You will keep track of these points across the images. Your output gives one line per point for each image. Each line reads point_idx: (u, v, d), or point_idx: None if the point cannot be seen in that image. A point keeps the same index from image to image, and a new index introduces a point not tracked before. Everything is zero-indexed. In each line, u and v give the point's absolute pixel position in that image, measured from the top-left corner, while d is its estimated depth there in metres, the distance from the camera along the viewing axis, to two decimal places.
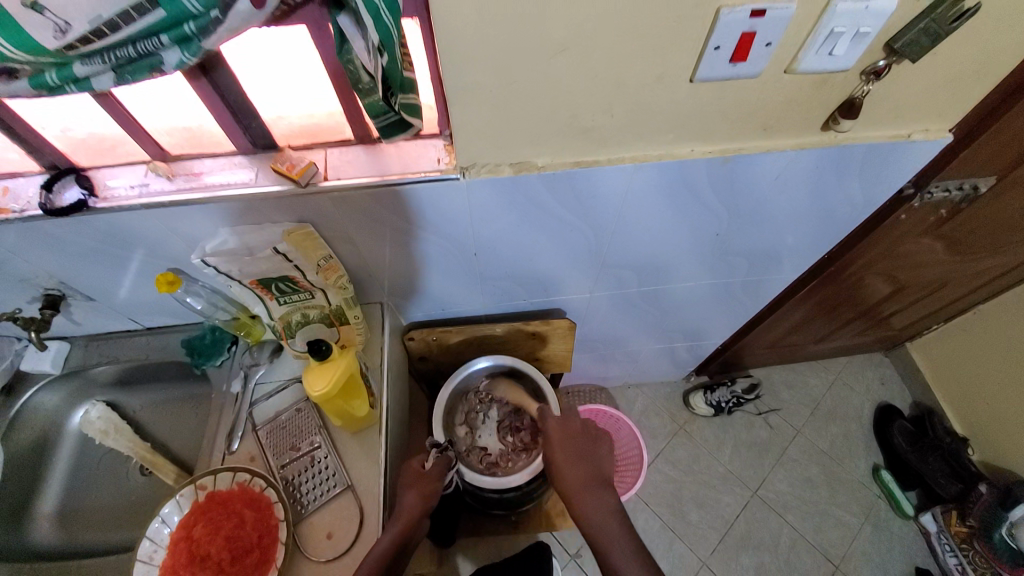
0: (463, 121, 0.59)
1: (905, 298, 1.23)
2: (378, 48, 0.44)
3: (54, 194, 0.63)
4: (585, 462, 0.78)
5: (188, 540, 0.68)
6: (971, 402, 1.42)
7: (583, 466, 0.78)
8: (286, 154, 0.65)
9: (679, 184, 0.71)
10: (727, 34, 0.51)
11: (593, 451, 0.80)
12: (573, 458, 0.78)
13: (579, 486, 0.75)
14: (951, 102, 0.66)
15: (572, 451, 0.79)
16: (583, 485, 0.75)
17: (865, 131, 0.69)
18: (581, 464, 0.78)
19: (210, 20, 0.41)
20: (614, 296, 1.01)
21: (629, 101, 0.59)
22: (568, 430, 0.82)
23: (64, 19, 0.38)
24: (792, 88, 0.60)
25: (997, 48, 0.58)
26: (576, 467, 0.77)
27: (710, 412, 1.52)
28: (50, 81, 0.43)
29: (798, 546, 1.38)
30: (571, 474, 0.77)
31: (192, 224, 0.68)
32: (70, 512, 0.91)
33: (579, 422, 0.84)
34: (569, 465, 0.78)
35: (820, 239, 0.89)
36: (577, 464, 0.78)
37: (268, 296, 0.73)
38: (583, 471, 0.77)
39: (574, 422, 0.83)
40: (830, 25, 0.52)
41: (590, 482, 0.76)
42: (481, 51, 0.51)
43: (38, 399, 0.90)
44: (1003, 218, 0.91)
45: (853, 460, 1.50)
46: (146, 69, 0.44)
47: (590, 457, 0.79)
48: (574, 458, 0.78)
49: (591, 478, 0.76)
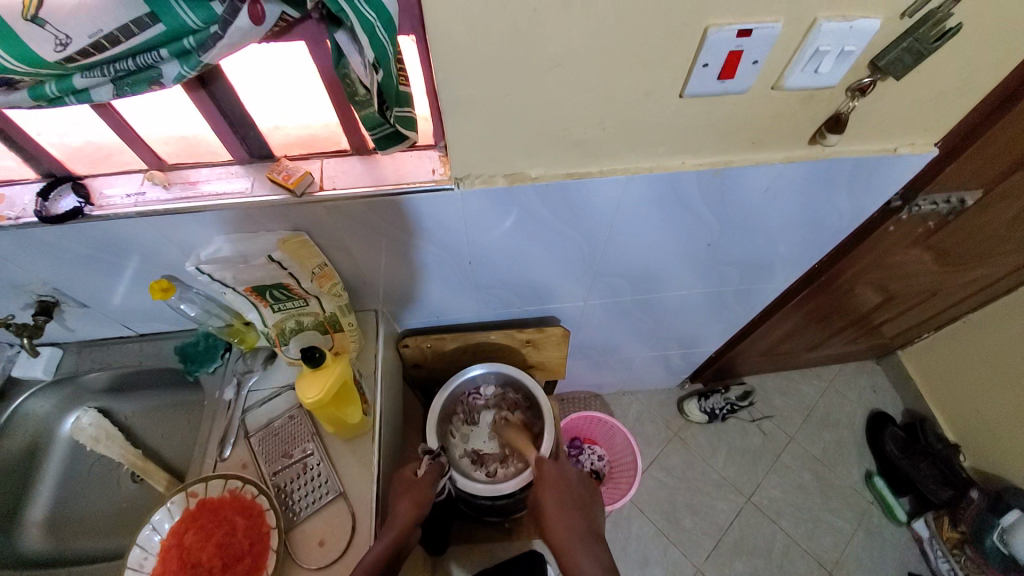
0: (457, 134, 0.60)
1: (895, 307, 1.25)
2: (374, 64, 0.45)
3: (50, 201, 0.63)
4: (577, 516, 0.77)
5: (179, 547, 0.67)
6: (961, 409, 1.43)
7: (573, 518, 0.77)
8: (282, 163, 0.65)
9: (670, 194, 0.73)
10: (716, 51, 0.53)
11: (584, 508, 0.80)
12: (564, 509, 0.78)
13: (568, 536, 0.74)
14: (935, 117, 0.68)
15: (564, 502, 0.79)
16: (571, 536, 0.74)
17: (853, 144, 0.71)
18: (572, 517, 0.77)
19: (209, 34, 0.42)
20: (607, 304, 1.02)
21: (621, 115, 0.61)
22: (562, 484, 0.83)
23: (65, 32, 0.38)
24: (780, 103, 0.61)
25: (979, 66, 0.60)
26: (567, 517, 0.77)
27: (704, 420, 1.53)
28: (49, 92, 0.44)
29: (791, 553, 1.39)
30: (560, 525, 0.76)
31: (187, 232, 0.68)
32: (60, 519, 0.90)
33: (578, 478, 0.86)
34: (560, 516, 0.77)
35: (811, 248, 0.91)
36: (568, 515, 0.77)
37: (263, 303, 0.74)
38: (574, 522, 0.76)
39: (568, 477, 0.85)
40: (815, 44, 0.53)
41: (579, 534, 0.74)
42: (474, 66, 0.52)
43: (30, 405, 0.90)
44: (990, 230, 0.92)
45: (845, 467, 1.51)
46: (144, 83, 0.45)
47: (580, 511, 0.79)
48: (565, 509, 0.78)
49: (581, 532, 0.74)
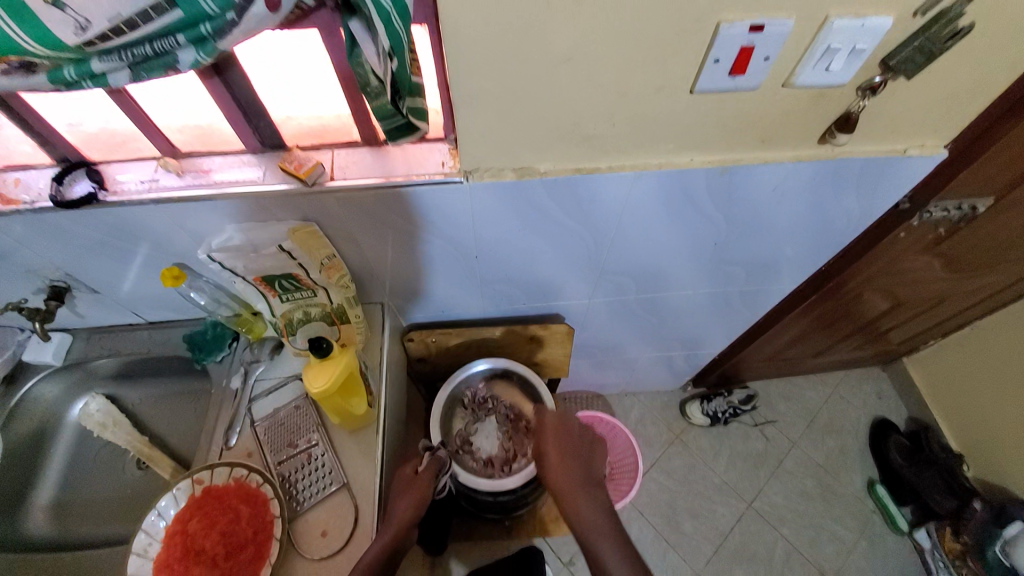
0: (467, 127, 0.61)
1: (902, 314, 1.24)
2: (389, 52, 0.46)
3: (64, 186, 0.64)
4: (576, 461, 0.79)
5: (183, 534, 0.68)
6: (967, 418, 1.42)
7: (574, 464, 0.78)
8: (294, 154, 0.66)
9: (677, 193, 0.73)
10: (727, 48, 0.53)
11: (585, 453, 0.81)
12: (565, 455, 0.80)
13: (569, 483, 0.76)
14: (945, 119, 0.68)
15: (566, 449, 0.80)
16: (572, 482, 0.76)
17: (861, 146, 0.71)
18: (573, 463, 0.78)
19: (226, 21, 0.42)
20: (613, 303, 1.02)
21: (630, 111, 0.61)
22: (562, 427, 0.83)
23: (85, 16, 0.39)
24: (790, 101, 0.61)
25: (991, 69, 0.60)
26: (568, 464, 0.78)
27: (707, 422, 1.53)
28: (67, 76, 0.44)
29: (792, 558, 1.38)
30: (561, 472, 0.77)
31: (198, 221, 0.69)
32: (65, 504, 0.91)
33: (576, 424, 0.85)
34: (560, 464, 0.79)
35: (818, 252, 0.91)
36: (568, 463, 0.78)
37: (271, 293, 0.74)
38: (573, 468, 0.78)
39: (570, 420, 0.84)
40: (827, 41, 0.53)
41: (581, 482, 0.76)
42: (486, 58, 0.52)
43: (39, 390, 0.91)
44: (1000, 237, 0.92)
45: (848, 474, 1.50)
46: (161, 68, 0.46)
47: (582, 456, 0.80)
48: (566, 456, 0.79)
49: (582, 478, 0.76)
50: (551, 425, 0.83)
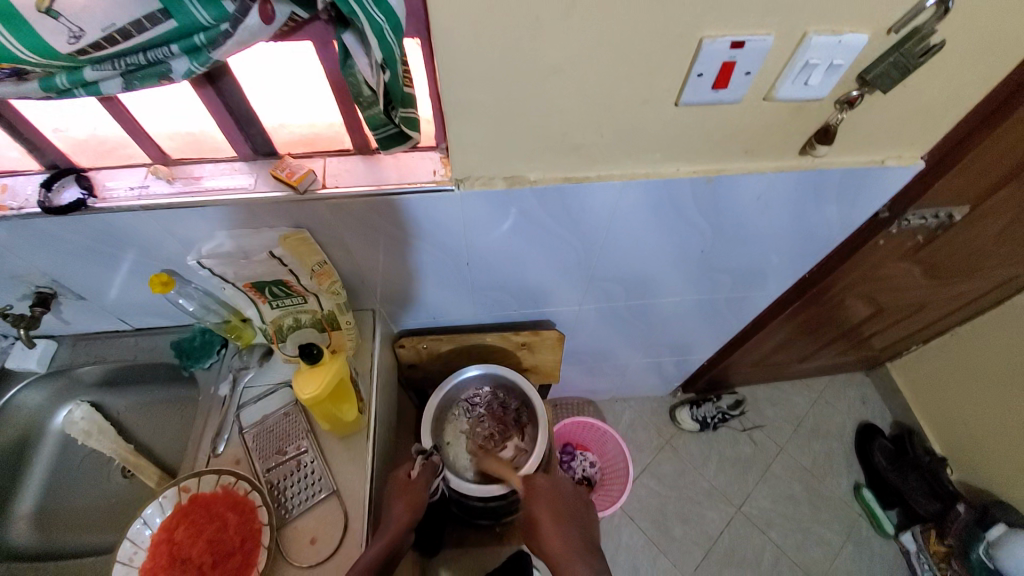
0: (458, 135, 0.61)
1: (885, 319, 1.27)
2: (382, 65, 0.47)
3: (51, 193, 0.64)
4: (569, 525, 0.78)
5: (170, 543, 0.67)
6: (949, 421, 1.45)
7: (567, 528, 0.77)
8: (286, 161, 0.66)
9: (664, 201, 0.74)
10: (709, 62, 0.55)
11: (578, 518, 0.80)
12: (557, 518, 0.79)
13: (562, 546, 0.74)
14: (921, 131, 0.70)
15: (558, 512, 0.80)
16: (564, 545, 0.74)
17: (841, 157, 0.73)
18: (565, 527, 0.78)
19: (220, 32, 0.43)
20: (603, 310, 1.03)
21: (618, 122, 0.62)
22: (554, 496, 0.83)
23: (78, 25, 0.39)
24: (772, 114, 0.63)
25: (962, 82, 0.62)
26: (560, 528, 0.77)
27: (696, 428, 1.54)
28: (60, 83, 0.45)
29: (780, 562, 1.39)
30: (554, 534, 0.76)
31: (188, 227, 0.69)
32: (48, 514, 0.90)
33: (569, 492, 0.86)
34: (553, 526, 0.78)
35: (802, 259, 0.93)
36: (560, 525, 0.78)
37: (261, 300, 0.75)
38: (566, 531, 0.77)
39: (561, 489, 0.85)
40: (804, 57, 0.55)
41: (573, 543, 0.74)
42: (476, 70, 0.53)
43: (22, 397, 0.89)
44: (977, 244, 0.95)
45: (835, 478, 1.52)
46: (154, 77, 0.46)
47: (574, 520, 0.80)
48: (558, 519, 0.79)
49: (574, 540, 0.75)
50: (544, 488, 0.85)
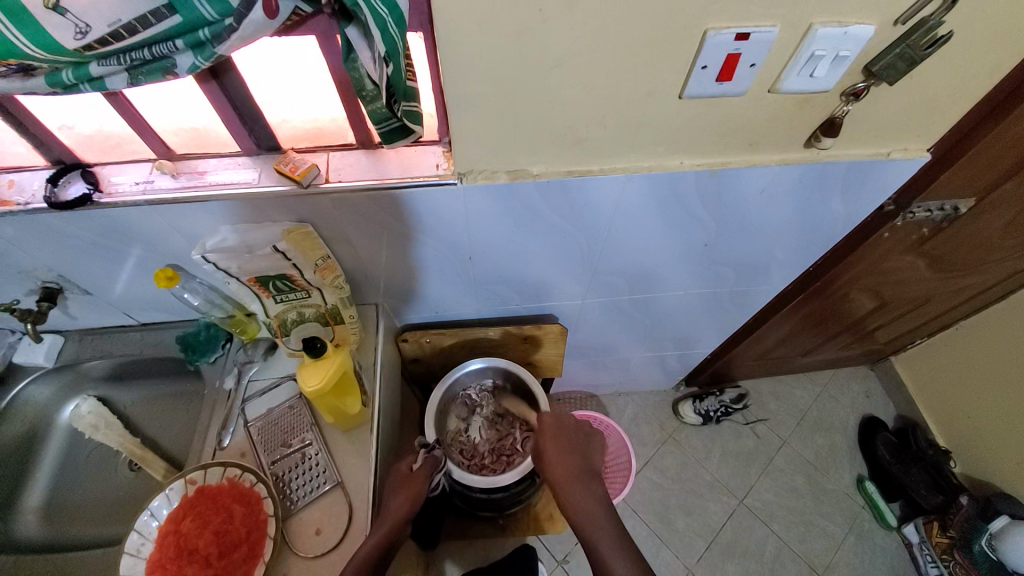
0: (462, 128, 0.61)
1: (889, 313, 1.26)
2: (385, 57, 0.46)
3: (59, 187, 0.64)
4: (577, 457, 0.83)
5: (176, 533, 0.69)
6: (954, 415, 1.45)
7: (574, 459, 0.82)
8: (289, 155, 0.66)
9: (668, 194, 0.74)
10: (715, 54, 0.54)
11: (584, 447, 0.85)
12: (564, 450, 0.84)
13: (569, 475, 0.80)
14: (928, 123, 0.70)
15: (566, 446, 0.84)
16: (571, 474, 0.80)
17: (845, 149, 0.72)
18: (572, 457, 0.82)
19: (224, 27, 0.43)
20: (605, 303, 1.03)
21: (621, 115, 0.62)
22: (560, 427, 0.87)
23: (85, 21, 0.39)
24: (776, 107, 0.63)
25: (970, 74, 0.62)
26: (567, 458, 0.82)
27: (698, 421, 1.54)
28: (66, 79, 0.45)
29: (783, 555, 1.40)
30: (562, 464, 0.81)
31: (194, 222, 0.70)
32: (57, 507, 0.91)
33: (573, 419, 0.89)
34: (560, 456, 0.82)
35: (806, 252, 0.93)
36: (568, 457, 0.82)
37: (265, 295, 0.75)
38: (572, 462, 0.82)
39: (567, 420, 0.89)
40: (810, 49, 0.55)
41: (579, 473, 0.80)
42: (479, 63, 0.53)
43: (30, 391, 0.90)
44: (983, 238, 0.94)
45: (838, 471, 1.52)
46: (159, 72, 0.46)
47: (580, 451, 0.84)
48: (564, 452, 0.83)
49: (580, 471, 0.80)
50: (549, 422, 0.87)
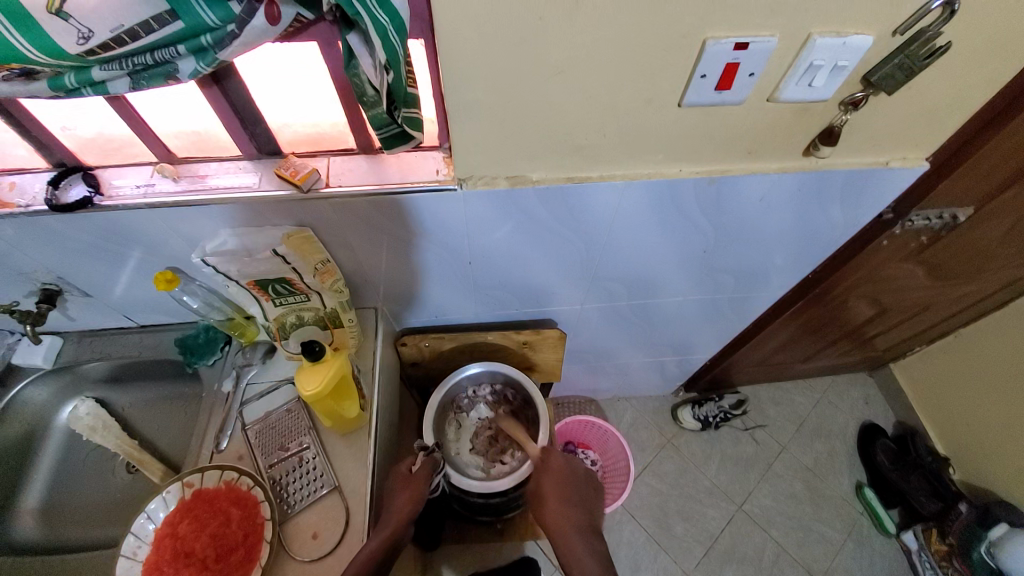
0: (462, 134, 0.61)
1: (888, 320, 1.26)
2: (385, 65, 0.47)
3: (60, 189, 0.65)
4: (577, 510, 0.80)
5: (173, 537, 0.68)
6: (953, 423, 1.45)
7: (573, 510, 0.80)
8: (290, 160, 0.67)
9: (667, 201, 0.74)
10: (714, 63, 0.54)
11: (585, 500, 0.82)
12: (564, 498, 0.81)
13: (565, 525, 0.78)
14: (926, 132, 0.70)
15: (568, 496, 0.82)
16: (569, 526, 0.77)
17: (844, 158, 0.72)
18: (573, 508, 0.80)
19: (226, 33, 0.43)
20: (605, 309, 1.03)
21: (620, 123, 0.62)
22: (564, 473, 0.85)
23: (88, 26, 0.40)
24: (775, 116, 0.63)
25: (968, 84, 0.62)
26: (568, 509, 0.80)
27: (697, 427, 1.54)
28: (68, 83, 0.45)
29: (781, 562, 1.39)
30: (561, 515, 0.79)
31: (194, 225, 0.70)
32: (53, 508, 0.91)
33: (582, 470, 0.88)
34: (560, 506, 0.80)
35: (805, 260, 0.93)
36: (567, 506, 0.80)
37: (264, 297, 0.75)
38: (571, 511, 0.80)
39: (572, 469, 0.87)
40: (809, 58, 0.55)
41: (575, 524, 0.78)
42: (479, 70, 0.53)
43: (29, 392, 0.90)
44: (982, 246, 0.94)
45: (837, 479, 1.52)
46: (161, 77, 0.46)
47: (581, 503, 0.81)
48: (565, 501, 0.81)
49: (579, 523, 0.78)
50: (557, 467, 0.86)
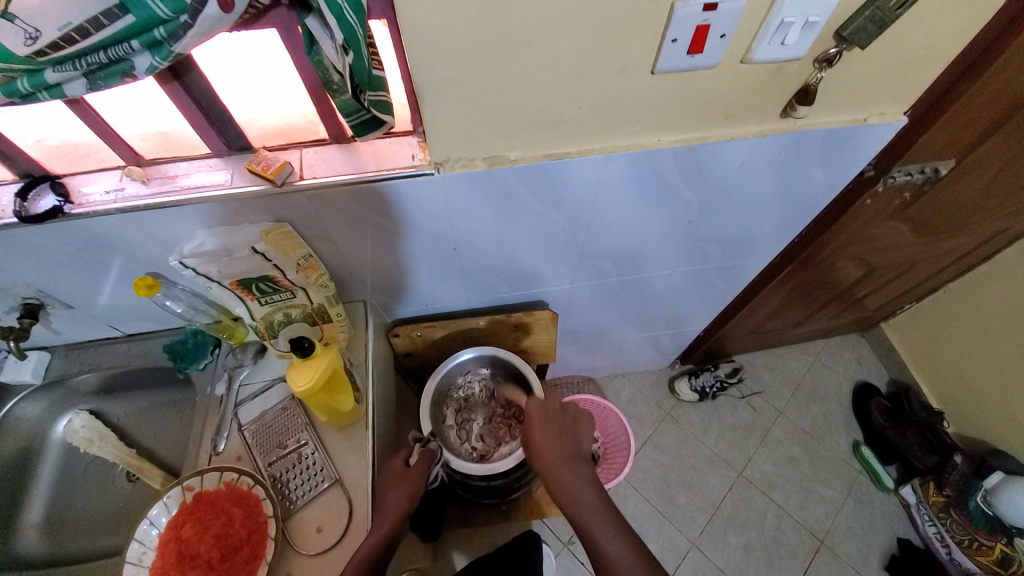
0: (434, 117, 0.60)
1: (877, 279, 1.27)
2: (344, 46, 0.45)
3: (28, 201, 0.63)
4: (569, 448, 0.79)
5: (177, 540, 0.68)
6: (945, 376, 1.47)
7: (562, 444, 0.79)
8: (261, 154, 0.65)
9: (649, 173, 0.74)
10: (684, 26, 0.53)
11: (572, 431, 0.81)
12: (551, 432, 0.80)
13: (559, 463, 0.76)
14: (903, 86, 0.69)
15: (554, 433, 0.80)
16: (560, 459, 0.76)
17: (822, 117, 0.72)
18: (561, 442, 0.79)
19: (180, 24, 0.42)
20: (594, 286, 1.03)
21: (595, 95, 0.61)
22: (546, 413, 0.84)
23: (34, 26, 0.38)
24: (749, 77, 0.62)
25: (942, 33, 0.61)
26: (558, 448, 0.78)
27: (695, 398, 1.56)
28: (21, 88, 0.43)
29: (783, 523, 1.42)
30: (552, 454, 0.77)
31: (170, 228, 0.69)
32: (57, 522, 0.91)
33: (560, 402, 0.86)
34: (549, 442, 0.79)
35: (790, 224, 0.93)
36: (556, 443, 0.79)
37: (249, 296, 0.74)
38: (559, 444, 0.79)
39: (554, 405, 0.85)
40: (780, 15, 0.54)
41: (568, 460, 0.77)
42: (445, 48, 0.52)
43: (21, 409, 0.90)
44: (965, 198, 0.95)
45: (833, 439, 1.54)
46: (118, 75, 0.45)
47: (569, 438, 0.80)
48: (554, 437, 0.80)
49: (571, 457, 0.77)
50: (537, 411, 0.83)
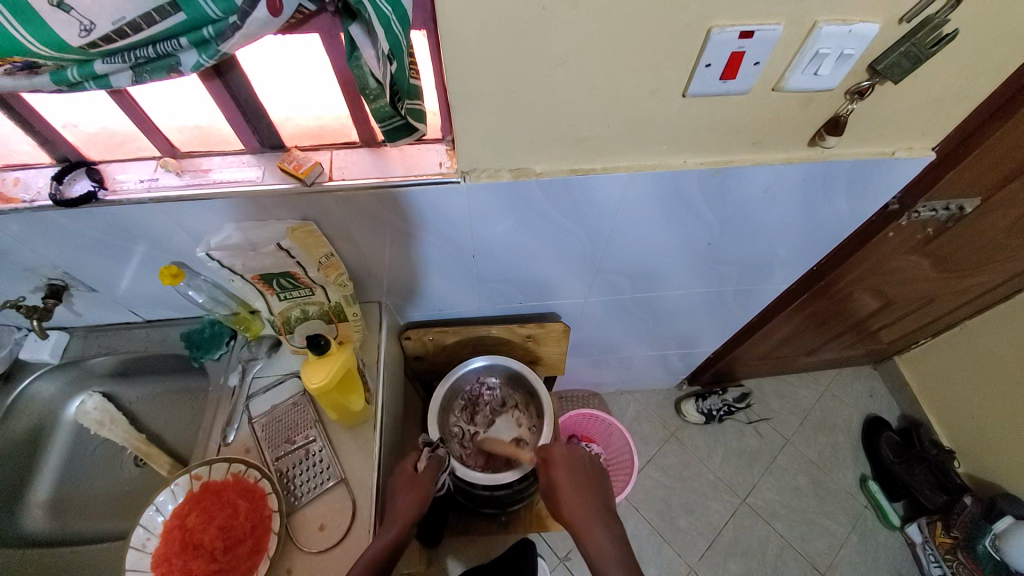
0: (464, 126, 0.61)
1: (892, 313, 1.26)
2: (388, 55, 0.47)
3: (64, 184, 0.65)
4: (594, 497, 0.79)
5: (182, 529, 0.69)
6: (958, 415, 1.44)
7: (587, 495, 0.79)
8: (293, 154, 0.66)
9: (671, 194, 0.74)
10: (718, 52, 0.54)
11: (597, 483, 0.82)
12: (581, 489, 0.80)
13: (584, 513, 0.76)
14: (934, 121, 0.69)
15: (578, 479, 0.81)
16: (585, 511, 0.77)
17: (849, 149, 0.72)
18: (587, 494, 0.79)
19: (228, 25, 0.43)
20: (607, 302, 1.03)
21: (625, 114, 0.62)
22: (571, 459, 0.84)
23: (90, 18, 0.40)
24: (781, 104, 0.63)
25: (978, 72, 0.61)
26: (583, 495, 0.79)
27: (701, 420, 1.54)
28: (70, 77, 0.45)
29: (785, 554, 1.40)
30: (577, 503, 0.78)
31: (197, 219, 0.70)
32: (63, 502, 0.92)
33: (585, 452, 0.87)
34: (574, 491, 0.80)
35: (810, 252, 0.92)
36: (582, 492, 0.79)
37: (270, 292, 0.75)
38: (588, 500, 0.78)
39: (579, 453, 0.86)
40: (815, 47, 0.54)
41: (595, 512, 0.76)
42: (482, 60, 0.53)
43: (36, 387, 0.91)
44: (988, 237, 0.94)
45: (840, 471, 1.52)
46: (163, 70, 0.46)
47: (594, 487, 0.81)
48: (579, 487, 0.80)
49: (594, 508, 0.77)
50: (561, 457, 0.84)
